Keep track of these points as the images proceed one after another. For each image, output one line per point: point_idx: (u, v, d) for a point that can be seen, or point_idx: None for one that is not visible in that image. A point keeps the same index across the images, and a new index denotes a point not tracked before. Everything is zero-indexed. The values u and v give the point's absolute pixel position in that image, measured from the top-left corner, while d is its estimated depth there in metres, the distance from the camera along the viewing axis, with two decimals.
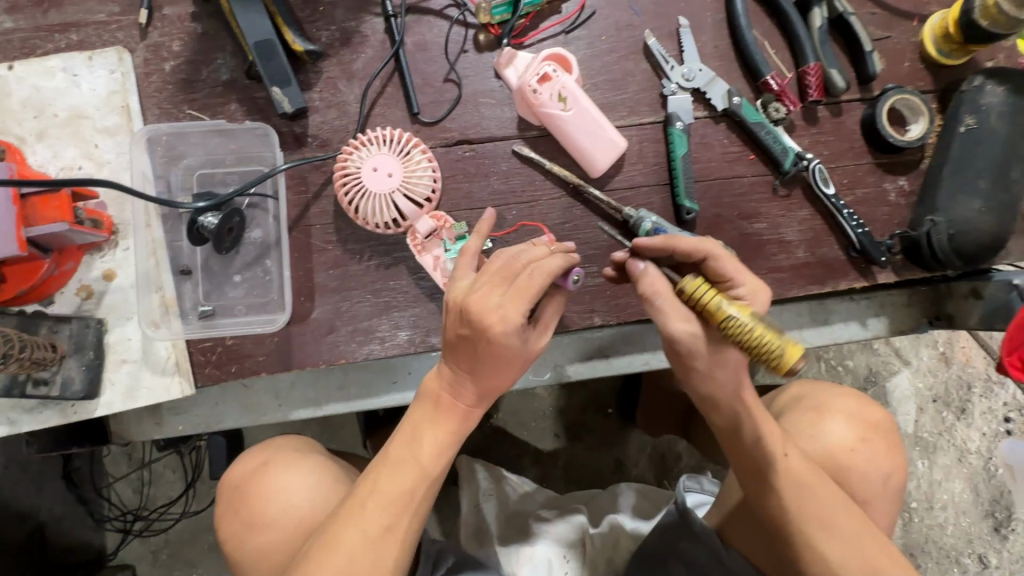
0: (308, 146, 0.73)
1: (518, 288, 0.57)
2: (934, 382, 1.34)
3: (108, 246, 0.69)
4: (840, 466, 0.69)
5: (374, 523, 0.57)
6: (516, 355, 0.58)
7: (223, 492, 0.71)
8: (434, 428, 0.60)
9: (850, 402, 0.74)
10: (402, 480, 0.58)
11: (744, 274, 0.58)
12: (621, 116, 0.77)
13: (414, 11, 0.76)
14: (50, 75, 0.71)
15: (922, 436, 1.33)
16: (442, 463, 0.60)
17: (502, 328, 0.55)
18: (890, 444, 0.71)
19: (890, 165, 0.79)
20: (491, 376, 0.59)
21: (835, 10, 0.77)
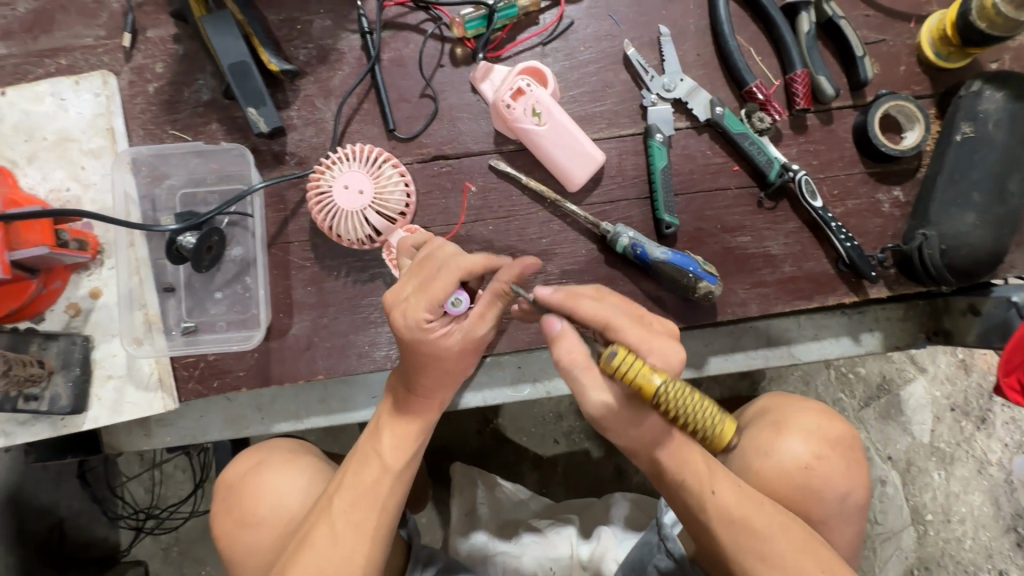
0: (287, 164, 0.74)
1: (425, 284, 0.53)
2: (951, 391, 1.28)
3: (94, 265, 0.71)
4: (791, 485, 0.67)
5: (343, 520, 0.54)
6: (432, 356, 0.54)
7: (219, 494, 0.66)
8: (393, 425, 0.57)
9: (813, 417, 0.71)
10: (365, 476, 0.56)
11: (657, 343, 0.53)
12: (599, 129, 0.76)
13: (390, 26, 0.76)
14: (40, 100, 0.73)
15: (939, 446, 1.27)
16: (406, 457, 0.57)
17: (408, 335, 0.53)
18: (849, 459, 0.69)
19: (883, 174, 0.76)
20: (430, 375, 0.56)
21: (824, 14, 0.74)
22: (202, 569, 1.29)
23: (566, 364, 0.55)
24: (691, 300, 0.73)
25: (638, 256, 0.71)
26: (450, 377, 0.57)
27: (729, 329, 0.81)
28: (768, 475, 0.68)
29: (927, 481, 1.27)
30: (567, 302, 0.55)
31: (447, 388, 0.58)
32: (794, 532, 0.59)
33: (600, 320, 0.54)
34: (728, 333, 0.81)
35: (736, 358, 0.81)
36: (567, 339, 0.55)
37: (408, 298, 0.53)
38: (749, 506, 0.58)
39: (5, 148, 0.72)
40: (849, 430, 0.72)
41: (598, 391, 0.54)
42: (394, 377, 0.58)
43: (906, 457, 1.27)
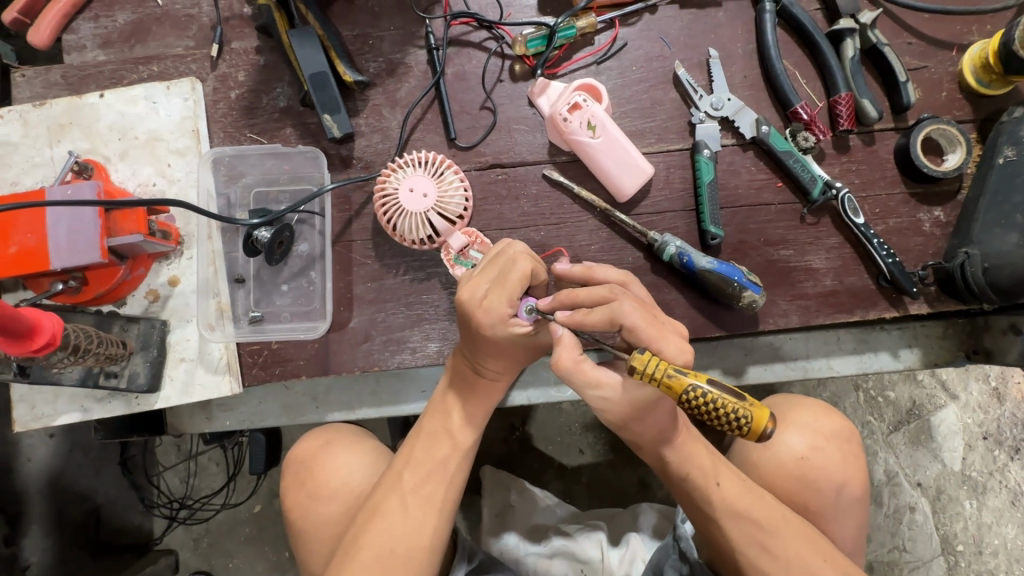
0: (353, 168, 0.79)
1: (501, 280, 0.59)
2: (984, 419, 1.27)
3: (175, 255, 0.77)
4: (788, 477, 0.69)
5: (413, 491, 0.62)
6: (511, 343, 0.61)
7: (290, 466, 0.76)
8: (464, 408, 0.66)
9: (812, 413, 0.73)
10: (436, 451, 0.65)
11: (664, 338, 0.55)
12: (649, 143, 0.80)
13: (455, 43, 0.81)
14: (133, 103, 0.79)
15: (971, 475, 1.26)
16: (472, 436, 0.66)
17: (489, 329, 0.59)
18: (845, 452, 0.70)
19: (924, 195, 0.78)
20: (501, 362, 0.64)
21: (868, 41, 0.78)
22: (231, 561, 1.31)
23: (564, 367, 0.58)
24: (735, 308, 0.75)
25: (685, 264, 0.74)
26: (521, 357, 0.65)
27: (768, 340, 0.83)
28: (767, 467, 0.70)
29: (958, 510, 1.25)
30: (580, 314, 0.56)
31: (509, 374, 0.68)
32: (784, 522, 0.62)
33: (608, 323, 0.55)
34: (767, 343, 0.83)
35: (776, 367, 0.83)
36: (570, 342, 0.58)
37: (488, 296, 0.59)
38: (745, 493, 0.63)
39: (100, 145, 0.79)
40: (847, 426, 0.73)
41: (598, 387, 0.58)
42: (466, 365, 0.66)
43: (937, 485, 1.26)
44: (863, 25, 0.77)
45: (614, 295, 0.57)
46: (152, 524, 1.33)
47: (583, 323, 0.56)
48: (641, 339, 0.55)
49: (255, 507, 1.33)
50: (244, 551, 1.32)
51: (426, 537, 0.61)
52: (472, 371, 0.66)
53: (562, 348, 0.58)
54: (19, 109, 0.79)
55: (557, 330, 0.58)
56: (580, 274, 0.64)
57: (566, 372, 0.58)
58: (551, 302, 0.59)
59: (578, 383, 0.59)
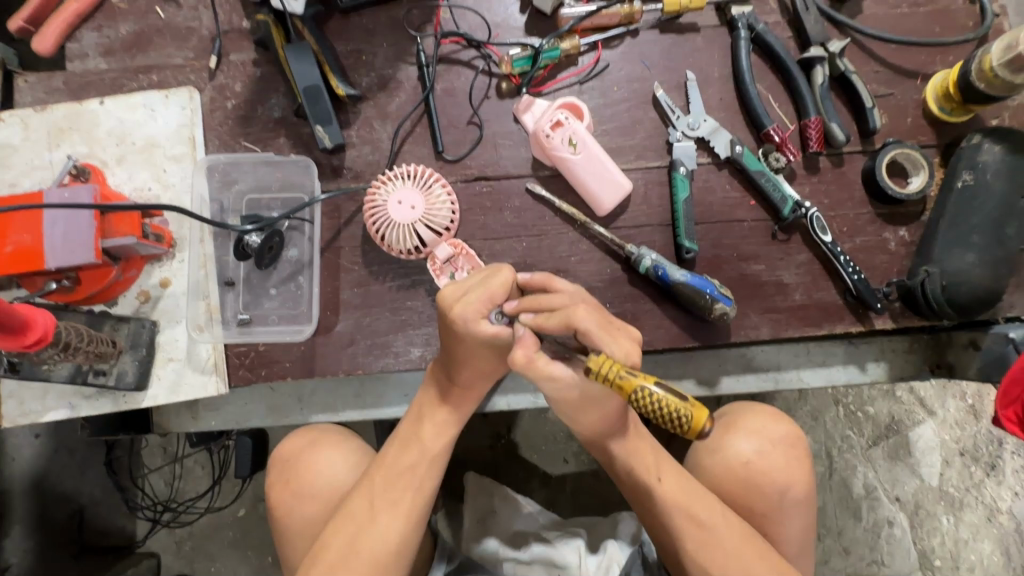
0: (344, 178, 0.82)
1: (487, 284, 0.61)
2: (961, 436, 1.30)
3: (167, 257, 0.79)
4: (734, 480, 0.72)
5: (381, 495, 0.65)
6: (484, 348, 0.63)
7: (273, 465, 0.78)
8: (436, 416, 0.69)
9: (759, 418, 0.74)
10: (407, 457, 0.68)
11: (613, 342, 0.57)
12: (628, 160, 0.83)
13: (444, 61, 0.84)
14: (133, 110, 0.82)
15: (948, 491, 1.29)
16: (441, 443, 0.69)
17: (465, 328, 0.60)
18: (791, 458, 0.72)
19: (890, 216, 0.82)
20: (476, 368, 0.66)
21: (836, 69, 0.82)
22: (213, 565, 1.32)
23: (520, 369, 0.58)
24: (707, 320, 0.79)
25: (659, 277, 0.77)
26: (493, 363, 0.66)
27: (740, 352, 0.85)
28: (716, 471, 0.73)
29: (935, 525, 1.28)
30: (541, 318, 0.58)
31: (484, 381, 0.70)
32: (725, 523, 0.64)
33: (566, 325, 0.58)
34: (740, 354, 0.85)
35: (749, 378, 0.85)
36: (528, 346, 0.58)
37: (468, 295, 0.61)
38: (697, 495, 0.66)
39: (98, 150, 0.81)
40: (795, 431, 0.74)
41: (553, 381, 0.59)
42: (440, 371, 0.69)
43: (914, 500, 1.29)
44: (832, 54, 0.81)
45: (572, 301, 0.59)
46: (135, 527, 1.32)
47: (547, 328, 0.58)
48: (594, 342, 0.57)
49: (239, 511, 1.34)
50: (227, 555, 1.32)
51: (391, 542, 0.64)
52: (446, 377, 0.69)
53: (520, 346, 0.58)
54: (20, 113, 0.81)
55: (520, 333, 0.58)
56: (540, 281, 0.65)
57: (524, 372, 0.59)
58: (515, 305, 0.60)
59: (533, 378, 0.59)
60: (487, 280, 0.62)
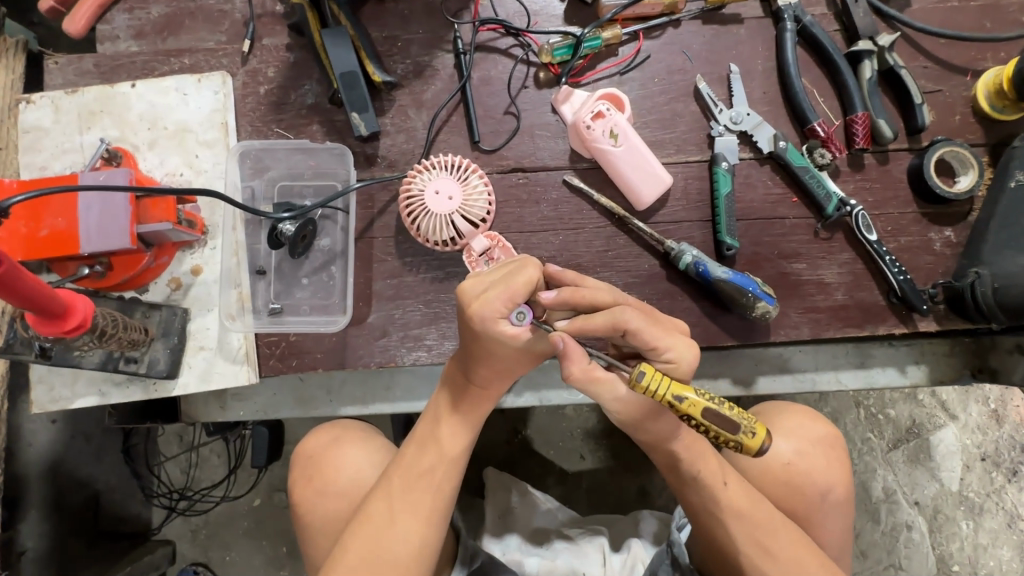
0: (377, 167, 0.81)
1: (508, 282, 0.58)
2: (983, 441, 1.28)
3: (199, 245, 0.78)
4: (776, 482, 0.69)
5: (400, 497, 0.64)
6: (503, 347, 0.60)
7: (296, 461, 0.77)
8: (454, 416, 0.67)
9: (796, 419, 0.73)
10: (424, 460, 0.66)
11: (665, 338, 0.58)
12: (668, 153, 0.81)
13: (482, 49, 0.83)
14: (165, 93, 0.81)
15: (968, 496, 1.27)
16: (460, 445, 0.67)
17: (482, 325, 0.58)
18: (831, 457, 0.70)
19: (936, 215, 0.80)
20: (494, 367, 0.64)
21: (885, 64, 0.80)
22: (228, 554, 1.31)
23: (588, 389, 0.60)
24: (747, 319, 0.77)
25: (700, 273, 0.76)
26: (514, 362, 0.64)
27: (777, 353, 0.84)
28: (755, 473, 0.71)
29: (955, 530, 1.26)
30: (581, 320, 0.56)
31: (503, 381, 0.67)
32: (777, 524, 0.63)
33: (612, 327, 0.57)
34: (776, 355, 0.84)
35: (785, 379, 0.83)
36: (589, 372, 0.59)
37: (487, 292, 0.58)
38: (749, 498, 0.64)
39: (130, 134, 0.80)
40: (831, 431, 0.73)
41: (612, 393, 0.60)
42: (458, 369, 0.67)
43: (933, 504, 1.27)
44: (882, 47, 0.79)
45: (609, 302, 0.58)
46: (150, 514, 1.33)
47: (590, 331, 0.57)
48: (646, 338, 0.57)
49: (254, 501, 1.34)
50: (242, 545, 1.32)
51: (410, 545, 0.63)
52: (464, 376, 0.67)
53: (572, 363, 0.58)
54: (51, 95, 0.80)
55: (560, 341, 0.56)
56: (572, 277, 0.64)
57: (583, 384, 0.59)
58: (549, 298, 0.59)
59: (591, 390, 0.59)
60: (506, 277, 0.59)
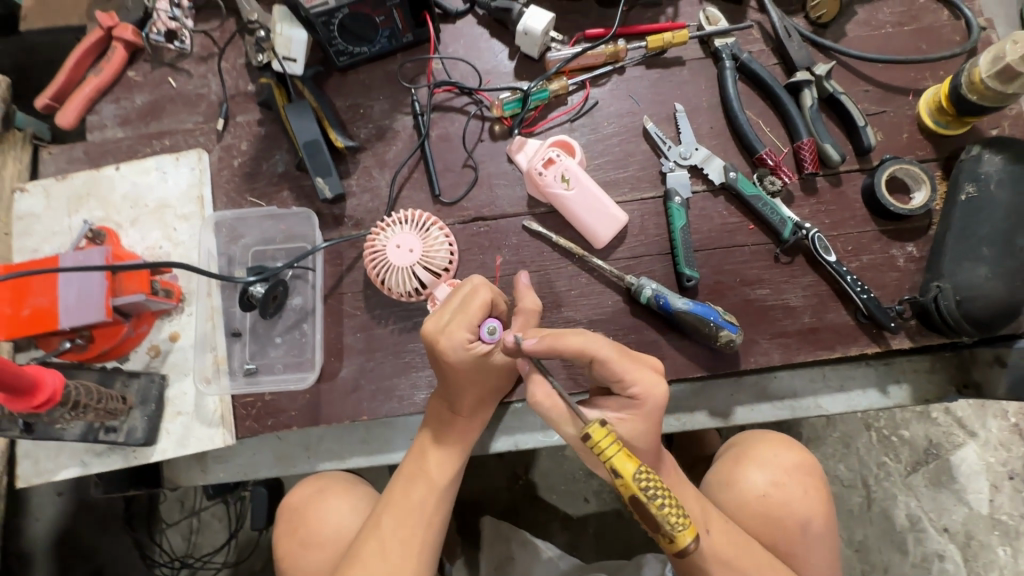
0: (345, 226, 0.85)
1: (465, 311, 0.65)
2: (1008, 457, 1.34)
3: (177, 311, 0.81)
4: (752, 515, 0.67)
5: (391, 532, 0.67)
6: (480, 367, 0.68)
7: (282, 512, 0.76)
8: (439, 448, 0.72)
9: (769, 447, 0.71)
10: (412, 494, 0.70)
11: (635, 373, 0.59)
12: (623, 192, 0.84)
13: (438, 109, 0.88)
14: (146, 173, 0.86)
15: (1001, 519, 1.33)
16: (448, 474, 0.72)
17: (456, 356, 0.65)
18: (808, 487, 0.68)
19: (896, 232, 0.80)
20: (476, 393, 0.71)
21: (825, 91, 0.83)
22: None
23: (540, 402, 0.61)
24: (714, 348, 0.77)
25: (662, 306, 0.76)
26: (493, 381, 0.72)
27: (752, 379, 0.82)
28: (732, 507, 0.68)
29: (992, 557, 1.32)
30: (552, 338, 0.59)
31: (484, 408, 0.74)
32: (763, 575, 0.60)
33: (579, 352, 0.59)
34: (753, 382, 0.82)
35: (764, 408, 0.81)
36: (539, 377, 0.62)
37: (451, 325, 0.65)
38: (736, 544, 0.61)
39: (114, 212, 0.85)
40: (809, 456, 0.71)
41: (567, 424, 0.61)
42: (441, 406, 0.72)
43: (962, 528, 1.34)
44: (819, 76, 0.82)
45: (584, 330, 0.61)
46: None
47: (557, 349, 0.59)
48: (613, 370, 0.59)
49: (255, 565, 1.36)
50: None
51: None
52: (448, 410, 0.72)
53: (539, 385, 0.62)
54: (43, 183, 0.86)
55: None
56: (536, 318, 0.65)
57: (543, 408, 0.62)
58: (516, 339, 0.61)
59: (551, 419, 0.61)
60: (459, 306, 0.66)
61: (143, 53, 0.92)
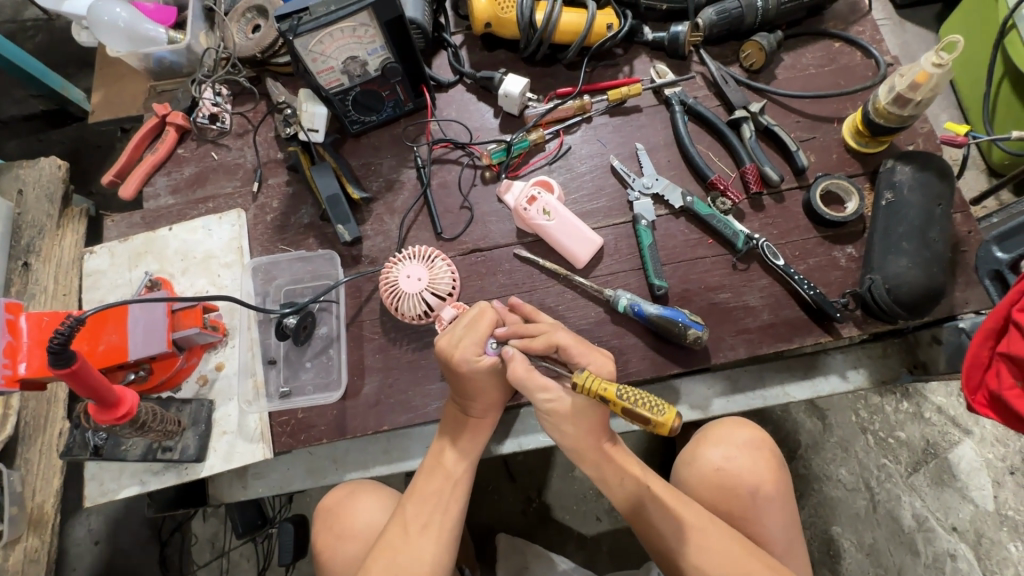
0: (362, 264, 0.99)
1: (475, 330, 0.80)
2: (1005, 453, 1.36)
3: (221, 344, 0.94)
4: (710, 484, 0.88)
5: (413, 521, 0.79)
6: (490, 374, 0.80)
7: (319, 514, 0.93)
8: (456, 445, 0.84)
9: (724, 429, 0.92)
10: (433, 482, 0.83)
11: (590, 354, 0.78)
12: (598, 220, 0.98)
13: (437, 161, 1.04)
14: (194, 231, 1.02)
15: (1008, 515, 1.33)
16: (463, 466, 0.84)
17: (467, 366, 0.78)
18: (756, 459, 0.88)
19: (835, 236, 0.93)
20: (485, 398, 0.83)
21: (761, 124, 0.98)
22: None
23: (518, 375, 0.78)
24: (686, 347, 0.88)
25: (636, 313, 0.88)
26: (498, 389, 0.83)
27: (725, 373, 0.94)
28: (697, 480, 0.90)
29: (1004, 554, 1.31)
30: (525, 342, 0.79)
31: (494, 409, 0.86)
32: (708, 524, 0.79)
33: (548, 345, 0.78)
34: (725, 376, 0.94)
35: (740, 399, 0.92)
36: (518, 358, 0.78)
37: (463, 341, 0.79)
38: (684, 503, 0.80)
39: (168, 265, 1.01)
40: (759, 436, 0.91)
41: (545, 391, 0.78)
42: (456, 409, 0.84)
43: (973, 528, 1.33)
44: (754, 113, 0.98)
45: (551, 327, 0.80)
46: None
47: (532, 347, 0.79)
48: (574, 353, 0.78)
49: None
50: None
51: (427, 562, 0.76)
52: (461, 413, 0.84)
53: (515, 363, 0.78)
54: (108, 245, 1.02)
55: (510, 352, 0.79)
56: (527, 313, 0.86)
57: (523, 380, 0.78)
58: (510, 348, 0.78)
59: (530, 388, 0.78)
60: (473, 321, 0.80)
61: (189, 134, 1.10)
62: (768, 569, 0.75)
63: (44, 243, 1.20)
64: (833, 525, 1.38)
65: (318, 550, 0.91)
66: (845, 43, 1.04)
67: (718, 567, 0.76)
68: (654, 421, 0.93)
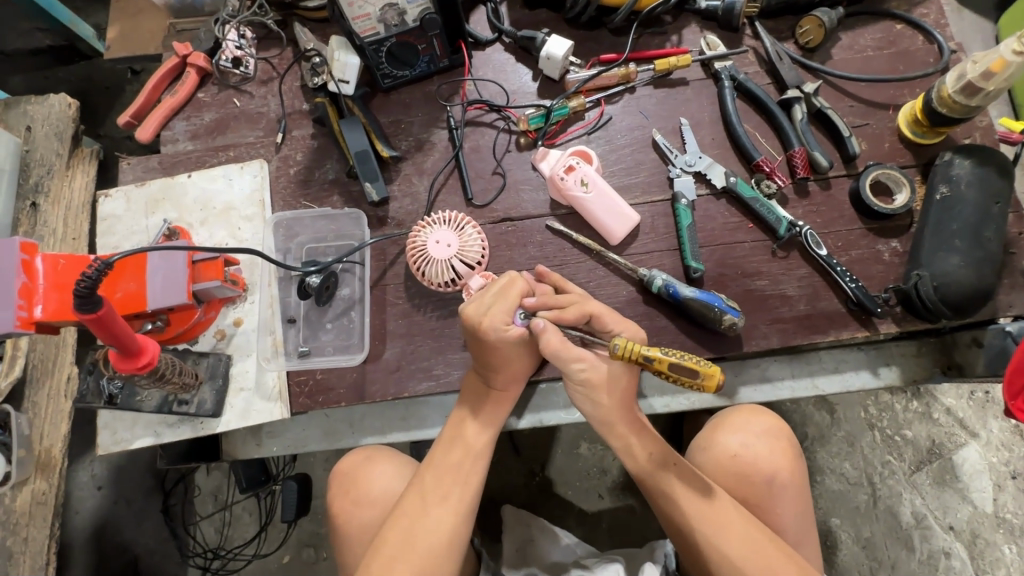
0: (388, 226, 0.95)
1: (504, 301, 0.77)
2: (1010, 457, 1.36)
3: (241, 299, 0.92)
4: (725, 471, 0.87)
5: (430, 494, 0.78)
6: (517, 347, 0.78)
7: (336, 479, 0.92)
8: (477, 418, 0.83)
9: (741, 414, 0.90)
10: (451, 456, 0.81)
11: (622, 323, 0.80)
12: (635, 196, 0.94)
13: (470, 124, 0.99)
14: (214, 180, 0.98)
15: (1006, 518, 1.34)
16: (484, 439, 0.83)
17: (495, 336, 0.75)
18: (773, 447, 0.87)
19: (880, 229, 0.89)
20: (512, 369, 0.81)
21: (813, 106, 0.93)
22: None
23: (553, 347, 0.78)
24: (718, 332, 0.86)
25: (671, 294, 0.85)
26: (524, 359, 0.82)
27: (753, 362, 0.92)
28: (710, 465, 0.89)
29: (998, 555, 1.33)
30: (558, 312, 0.78)
31: (516, 382, 0.84)
32: (728, 508, 0.78)
33: (583, 313, 0.79)
34: (754, 365, 0.91)
35: (766, 388, 0.91)
36: (551, 329, 0.77)
37: (492, 309, 0.76)
38: (702, 489, 0.79)
39: (186, 215, 0.97)
40: (777, 423, 0.90)
41: (581, 360, 0.79)
42: (477, 381, 0.83)
43: (970, 528, 1.34)
44: (807, 94, 0.93)
45: (581, 297, 0.81)
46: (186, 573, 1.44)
47: (566, 318, 0.78)
48: (607, 322, 0.80)
49: (284, 557, 1.44)
50: None
51: (441, 534, 0.75)
52: (483, 383, 0.83)
53: (548, 334, 0.78)
54: (124, 189, 0.98)
55: (541, 324, 0.77)
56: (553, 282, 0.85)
57: (556, 352, 0.78)
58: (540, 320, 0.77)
59: (563, 358, 0.79)
60: (504, 289, 0.78)
61: (211, 77, 1.05)
62: (786, 558, 0.74)
63: (53, 182, 1.16)
64: (832, 517, 1.39)
65: (331, 514, 0.91)
66: (907, 25, 0.99)
67: (732, 551, 0.75)
68: (680, 406, 0.91)
